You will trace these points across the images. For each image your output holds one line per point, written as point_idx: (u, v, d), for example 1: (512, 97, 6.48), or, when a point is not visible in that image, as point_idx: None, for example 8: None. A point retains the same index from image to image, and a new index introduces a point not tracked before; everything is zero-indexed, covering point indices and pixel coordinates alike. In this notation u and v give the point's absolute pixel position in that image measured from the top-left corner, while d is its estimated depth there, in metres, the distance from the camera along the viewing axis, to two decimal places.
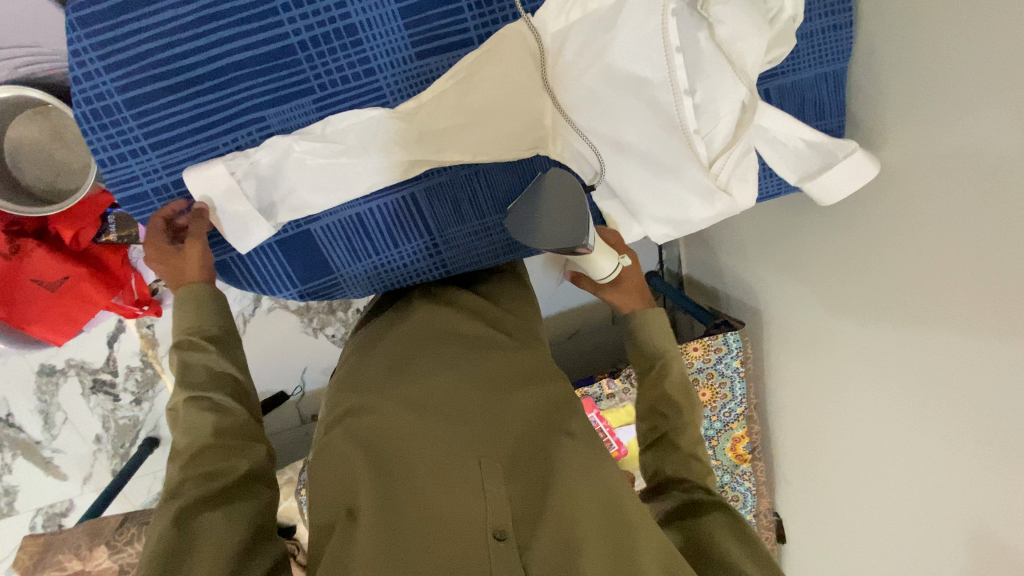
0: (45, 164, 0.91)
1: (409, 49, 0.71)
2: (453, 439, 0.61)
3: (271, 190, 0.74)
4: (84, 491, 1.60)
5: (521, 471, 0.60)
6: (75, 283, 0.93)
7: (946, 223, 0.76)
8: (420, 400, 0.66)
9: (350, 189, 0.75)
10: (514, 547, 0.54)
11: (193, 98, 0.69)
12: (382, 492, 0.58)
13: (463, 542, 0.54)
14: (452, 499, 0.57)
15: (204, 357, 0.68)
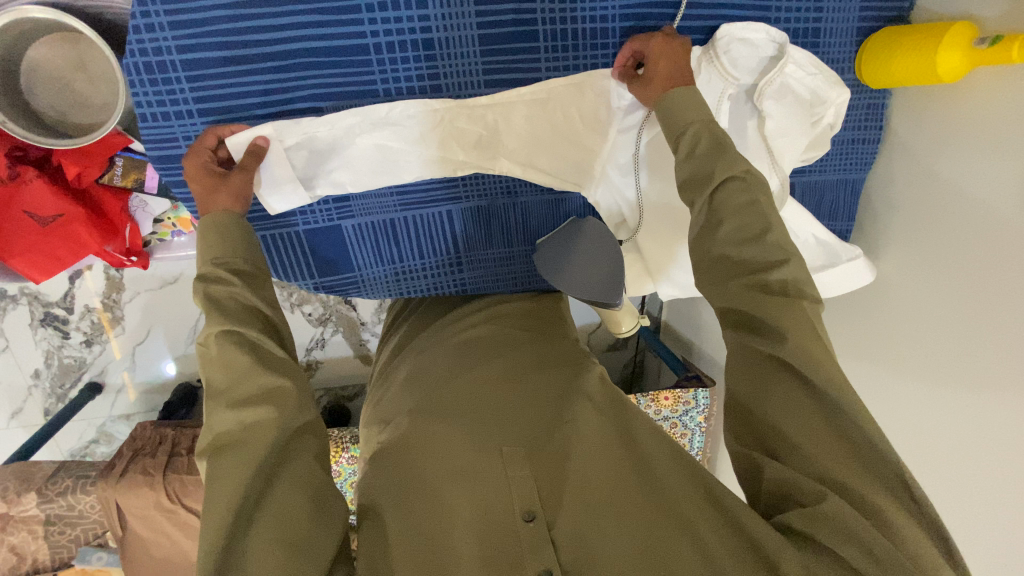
0: (61, 93, 0.85)
1: (480, 75, 0.72)
2: (471, 438, 0.63)
3: (317, 165, 0.73)
4: (10, 426, 1.51)
5: (542, 451, 0.61)
6: (67, 223, 0.88)
7: (929, 338, 0.82)
8: (441, 407, 0.68)
9: (394, 178, 0.75)
10: (544, 526, 0.55)
11: (255, 74, 0.67)
12: (407, 492, 0.60)
13: (493, 529, 0.56)
14: (479, 488, 0.59)
15: (231, 291, 0.61)
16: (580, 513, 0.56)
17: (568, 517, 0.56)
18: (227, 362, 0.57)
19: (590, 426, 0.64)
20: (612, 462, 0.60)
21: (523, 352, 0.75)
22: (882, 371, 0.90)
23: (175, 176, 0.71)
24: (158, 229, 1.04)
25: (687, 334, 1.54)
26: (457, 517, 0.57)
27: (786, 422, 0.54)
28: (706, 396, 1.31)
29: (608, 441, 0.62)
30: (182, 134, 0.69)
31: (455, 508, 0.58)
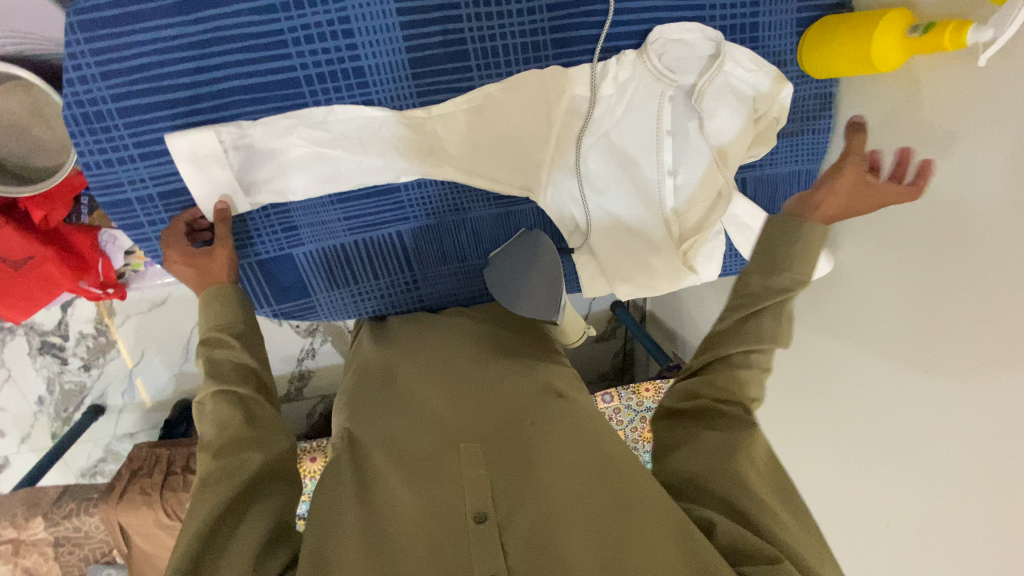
0: (22, 138, 0.87)
1: (414, 98, 0.73)
2: (430, 436, 0.62)
3: (255, 167, 0.72)
4: (20, 450, 1.57)
5: (505, 452, 0.59)
6: (39, 264, 0.91)
7: None
8: (406, 414, 0.67)
9: (336, 184, 0.76)
10: (496, 526, 0.52)
11: (191, 115, 0.69)
12: (356, 490, 0.57)
13: (442, 530, 0.52)
14: (434, 488, 0.55)
15: (230, 354, 0.64)
16: (536, 514, 0.53)
17: (522, 518, 0.52)
18: (215, 414, 0.59)
19: (554, 430, 0.63)
20: (574, 466, 0.58)
21: (489, 363, 0.74)
22: None
23: (125, 221, 0.72)
24: (131, 260, 1.07)
25: (670, 323, 1.55)
26: (405, 514, 0.54)
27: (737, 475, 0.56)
28: None
29: (573, 447, 0.61)
30: (128, 180, 0.70)
31: (404, 506, 0.55)
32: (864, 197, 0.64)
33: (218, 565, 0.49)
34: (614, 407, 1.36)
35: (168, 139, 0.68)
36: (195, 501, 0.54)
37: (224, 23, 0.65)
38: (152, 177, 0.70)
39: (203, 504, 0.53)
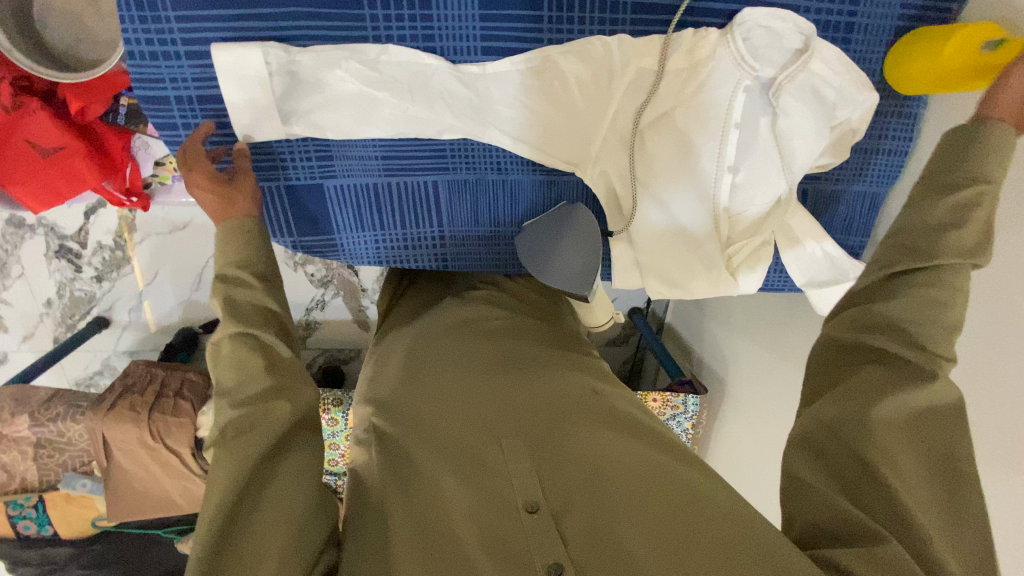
0: (72, 26, 0.87)
1: (477, 41, 0.68)
2: (470, 429, 0.61)
3: (296, 95, 0.68)
4: (21, 349, 1.57)
5: (548, 446, 0.58)
6: (68, 156, 0.89)
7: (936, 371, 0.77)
8: (439, 398, 0.66)
9: (377, 127, 0.71)
10: (550, 519, 0.51)
11: (242, 18, 0.65)
12: (399, 479, 0.57)
13: (496, 519, 0.51)
14: (480, 477, 0.55)
15: (251, 296, 0.65)
16: (592, 508, 0.52)
17: (577, 511, 0.51)
18: (233, 362, 0.61)
19: (598, 428, 0.61)
20: (625, 462, 0.56)
21: (528, 357, 0.74)
22: None
23: (161, 119, 0.69)
24: (160, 171, 1.05)
25: (688, 338, 1.50)
26: (454, 505, 0.53)
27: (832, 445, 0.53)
28: (696, 402, 1.27)
29: (621, 444, 0.59)
30: (170, 77, 0.67)
31: (453, 495, 0.54)
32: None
33: (255, 521, 0.52)
34: None
35: (213, 48, 0.64)
36: (223, 452, 0.56)
37: None
38: (195, 77, 0.67)
39: (222, 462, 0.55)
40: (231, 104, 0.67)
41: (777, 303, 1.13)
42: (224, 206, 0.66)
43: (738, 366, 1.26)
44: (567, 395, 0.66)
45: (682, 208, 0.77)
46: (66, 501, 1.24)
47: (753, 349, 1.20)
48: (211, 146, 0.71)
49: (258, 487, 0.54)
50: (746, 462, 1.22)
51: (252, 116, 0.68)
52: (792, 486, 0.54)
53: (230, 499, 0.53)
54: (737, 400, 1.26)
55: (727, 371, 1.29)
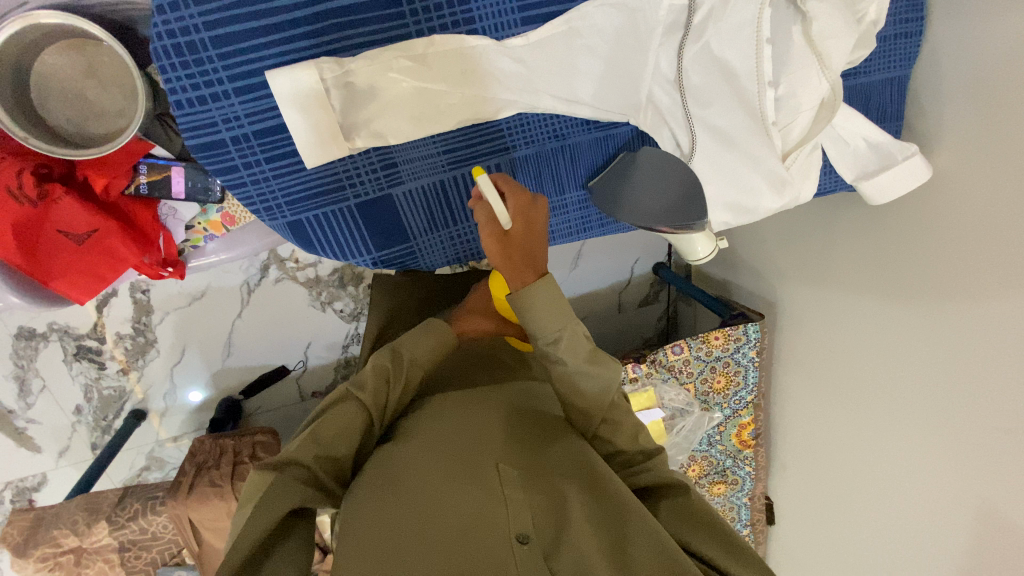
0: (75, 104, 0.82)
1: (516, 13, 0.68)
2: (471, 449, 0.60)
3: (358, 108, 0.68)
4: (59, 466, 1.48)
5: (540, 482, 0.58)
6: (103, 238, 0.86)
7: (1001, 222, 0.85)
8: (437, 422, 0.66)
9: (438, 120, 0.71)
10: (537, 555, 0.51)
11: (286, 43, 0.63)
12: (386, 487, 0.55)
13: (483, 552, 0.49)
14: (473, 504, 0.54)
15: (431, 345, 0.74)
16: (580, 547, 0.52)
17: (566, 557, 0.51)
18: (340, 424, 0.61)
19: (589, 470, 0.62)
20: (605, 516, 0.57)
21: (508, 389, 0.75)
22: (951, 265, 0.93)
23: (220, 164, 0.67)
24: (191, 235, 1.02)
25: (720, 275, 1.56)
26: (442, 527, 0.51)
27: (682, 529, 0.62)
28: (757, 329, 1.31)
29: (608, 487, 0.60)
30: (222, 119, 0.65)
31: (447, 513, 0.52)
32: (536, 244, 0.69)
33: (294, 495, 0.54)
34: (682, 359, 1.36)
35: (268, 76, 0.62)
36: (326, 421, 0.61)
37: None
38: (247, 113, 0.65)
39: (296, 491, 0.54)
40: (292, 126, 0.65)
41: (810, 211, 1.20)
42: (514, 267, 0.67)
43: (784, 285, 1.32)
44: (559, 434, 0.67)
45: (737, 130, 0.77)
46: None
47: (795, 263, 1.27)
48: (276, 179, 0.69)
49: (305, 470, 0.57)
50: (815, 372, 1.26)
51: (314, 138, 0.67)
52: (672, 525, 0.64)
53: (297, 472, 0.56)
54: (794, 317, 1.30)
55: (774, 293, 1.35)
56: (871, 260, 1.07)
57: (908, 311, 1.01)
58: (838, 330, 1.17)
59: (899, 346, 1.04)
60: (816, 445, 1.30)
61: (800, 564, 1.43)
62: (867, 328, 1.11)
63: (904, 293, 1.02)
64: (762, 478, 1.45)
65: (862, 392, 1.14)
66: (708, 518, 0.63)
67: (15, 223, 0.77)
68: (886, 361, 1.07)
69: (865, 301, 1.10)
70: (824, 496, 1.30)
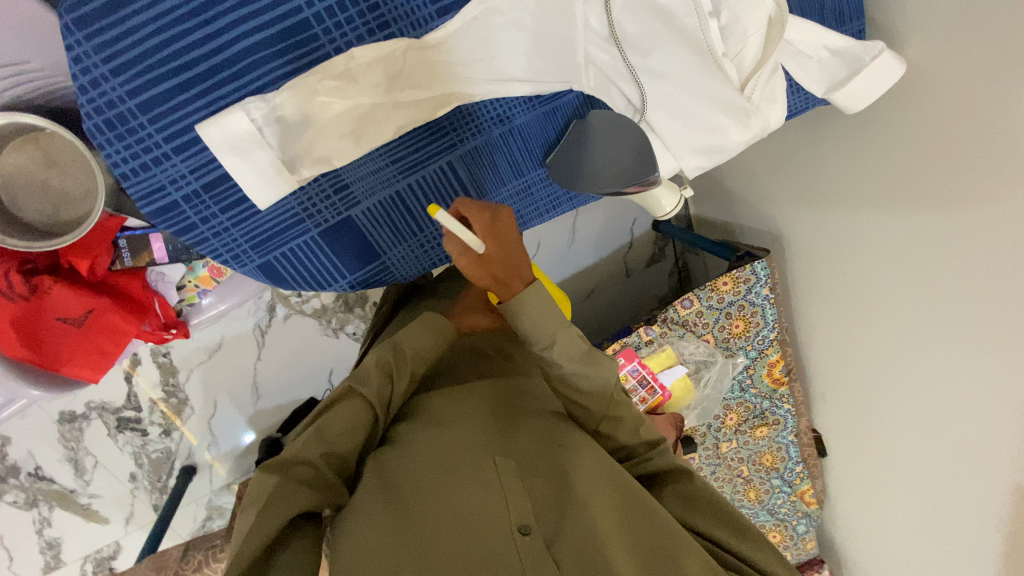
0: (43, 195, 0.84)
1: (430, 6, 0.67)
2: (468, 444, 0.61)
3: (296, 139, 0.68)
4: (129, 530, 1.56)
5: (538, 468, 0.59)
6: (101, 315, 0.88)
7: (995, 100, 0.79)
8: (434, 418, 0.66)
9: (378, 132, 0.71)
10: (541, 539, 0.53)
11: (210, 92, 0.64)
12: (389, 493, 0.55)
13: (487, 543, 0.51)
14: (474, 499, 0.55)
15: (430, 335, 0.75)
16: (579, 530, 0.54)
17: (569, 535, 0.53)
18: (346, 421, 0.62)
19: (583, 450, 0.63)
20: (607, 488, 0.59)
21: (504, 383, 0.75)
22: (950, 157, 0.88)
23: (178, 224, 0.68)
24: (185, 294, 1.04)
25: (720, 217, 1.51)
26: (447, 526, 0.52)
27: (695, 518, 0.65)
28: (764, 265, 1.27)
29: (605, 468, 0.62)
30: (169, 180, 0.66)
31: (449, 511, 0.53)
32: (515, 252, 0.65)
33: (296, 493, 0.54)
34: (695, 312, 1.34)
35: (200, 130, 0.63)
36: (331, 417, 0.61)
37: None
38: (191, 170, 0.66)
39: (299, 495, 0.54)
40: (235, 172, 0.66)
41: (794, 133, 1.15)
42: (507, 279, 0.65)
43: (784, 214, 1.27)
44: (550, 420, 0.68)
45: (686, 76, 0.75)
46: None
47: (789, 190, 1.23)
48: (236, 227, 0.70)
49: (308, 467, 0.57)
50: (832, 296, 1.22)
51: (263, 179, 0.67)
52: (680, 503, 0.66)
53: (301, 469, 0.56)
54: (801, 245, 1.26)
55: (777, 224, 1.31)
56: (866, 170, 1.02)
57: (915, 213, 0.96)
58: (848, 249, 1.12)
59: (912, 253, 0.99)
60: (848, 369, 1.26)
61: (858, 490, 1.39)
62: (876, 240, 1.06)
63: (906, 197, 0.97)
64: (804, 413, 1.42)
65: (884, 308, 1.10)
66: (710, 500, 0.66)
67: (13, 321, 0.81)
68: (903, 271, 1.02)
69: (868, 214, 1.05)
70: (867, 419, 1.27)
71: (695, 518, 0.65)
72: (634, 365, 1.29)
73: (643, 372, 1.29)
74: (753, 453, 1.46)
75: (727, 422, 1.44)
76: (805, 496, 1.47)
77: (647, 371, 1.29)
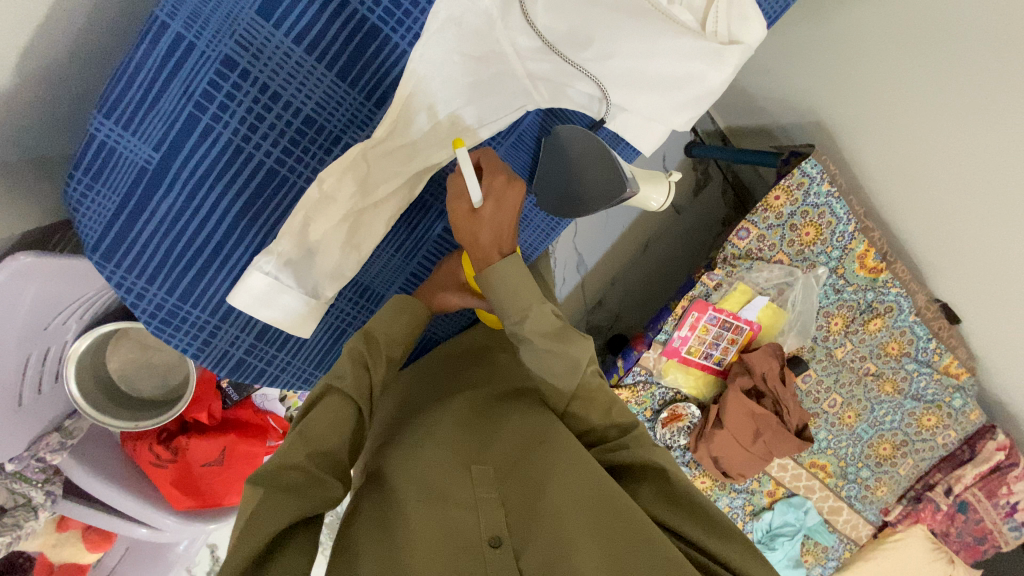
0: (152, 373, 0.99)
1: (366, 103, 0.70)
2: (446, 463, 0.63)
3: (308, 271, 0.73)
4: None
5: (514, 478, 0.60)
6: (232, 449, 1.03)
7: None
8: (418, 439, 0.68)
9: (371, 232, 0.75)
10: (509, 552, 0.53)
11: (225, 261, 0.71)
12: (380, 520, 0.58)
13: (457, 560, 0.52)
14: (448, 516, 0.56)
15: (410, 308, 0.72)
16: (546, 534, 0.53)
17: (532, 542, 0.53)
18: (326, 420, 0.59)
19: (564, 446, 0.62)
20: (578, 479, 0.58)
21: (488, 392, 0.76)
22: None
23: (251, 374, 0.78)
24: (289, 402, 1.17)
25: (752, 121, 1.38)
26: (420, 539, 0.54)
27: (673, 514, 0.59)
28: (814, 163, 1.18)
29: (581, 460, 0.60)
30: (229, 344, 0.75)
31: (428, 528, 0.55)
32: (507, 221, 0.66)
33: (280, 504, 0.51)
34: (756, 238, 1.27)
35: (231, 301, 0.69)
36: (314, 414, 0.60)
37: (188, 168, 0.66)
38: (242, 328, 0.75)
39: (289, 503, 0.51)
40: (267, 317, 0.71)
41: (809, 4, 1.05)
42: (475, 243, 0.65)
43: (817, 99, 1.15)
44: (527, 415, 0.70)
45: (638, 46, 0.69)
46: None
47: (812, 71, 1.11)
48: (296, 356, 0.80)
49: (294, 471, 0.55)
50: (905, 166, 1.09)
51: (302, 316, 0.73)
52: (657, 497, 0.61)
53: (286, 474, 0.54)
54: (849, 123, 1.13)
55: (814, 111, 1.18)
56: (907, 21, 0.91)
57: (979, 42, 0.84)
58: (911, 106, 0.99)
59: (1003, 78, 0.85)
60: (946, 236, 1.13)
61: (1009, 353, 1.21)
62: (938, 87, 0.93)
63: (967, 21, 0.84)
64: (918, 288, 1.26)
65: (973, 151, 0.95)
66: (689, 495, 0.60)
67: (172, 481, 0.99)
68: (989, 105, 0.89)
69: (924, 59, 0.92)
70: (984, 280, 1.13)
71: (671, 514, 0.59)
72: (709, 314, 1.25)
73: (721, 318, 1.24)
74: (875, 347, 1.34)
75: (832, 329, 1.34)
76: (951, 369, 1.31)
77: (725, 315, 1.25)
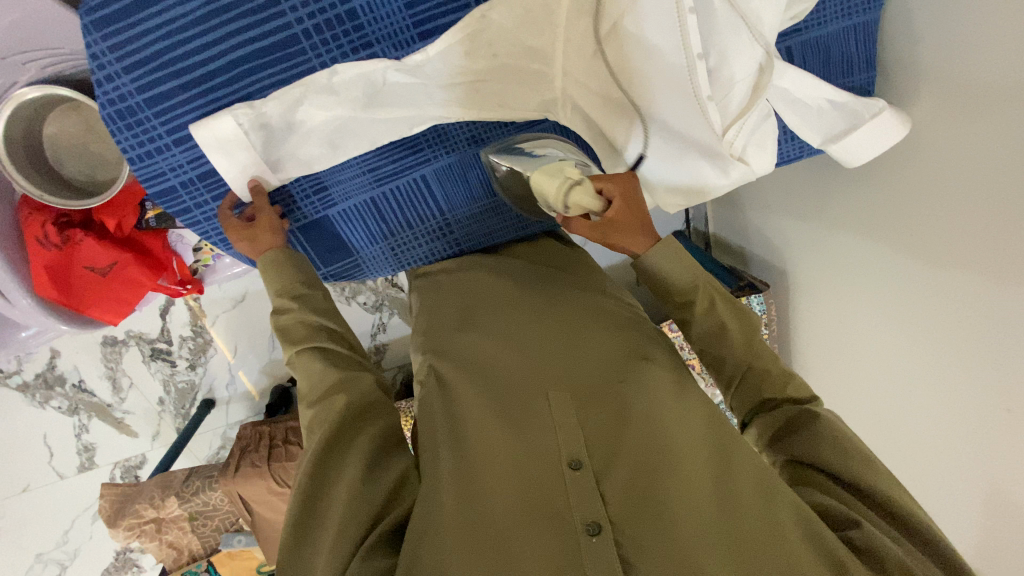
0: (82, 157, 0.96)
1: (412, 29, 0.70)
2: (522, 383, 0.63)
3: (278, 143, 0.74)
4: (155, 447, 1.51)
5: (593, 405, 0.60)
6: (123, 268, 1.00)
7: (987, 176, 0.75)
8: (492, 355, 0.68)
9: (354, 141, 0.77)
10: (591, 475, 0.54)
11: (207, 93, 0.70)
12: (455, 438, 0.60)
13: (540, 477, 0.55)
14: (529, 437, 0.58)
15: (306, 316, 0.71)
16: (630, 469, 0.55)
17: (618, 472, 0.54)
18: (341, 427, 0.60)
19: (643, 384, 0.63)
20: (663, 421, 0.60)
21: (573, 311, 0.74)
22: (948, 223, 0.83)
23: (174, 207, 0.77)
24: (201, 256, 1.15)
25: (734, 241, 1.47)
26: (505, 461, 0.56)
27: (823, 460, 0.59)
28: (761, 300, 1.26)
29: (665, 412, 0.61)
30: (169, 168, 0.74)
31: (514, 453, 0.57)
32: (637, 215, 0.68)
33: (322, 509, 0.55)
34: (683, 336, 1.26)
35: (193, 129, 0.70)
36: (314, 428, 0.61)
37: None
38: (188, 161, 0.74)
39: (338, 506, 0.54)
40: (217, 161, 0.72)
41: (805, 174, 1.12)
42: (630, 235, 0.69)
43: (789, 250, 1.24)
44: (608, 342, 0.69)
45: (672, 116, 0.74)
46: (231, 557, 1.35)
47: (793, 225, 1.20)
48: None
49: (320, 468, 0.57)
50: (825, 344, 1.17)
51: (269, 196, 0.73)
52: (806, 446, 0.61)
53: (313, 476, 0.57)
54: (801, 284, 1.22)
55: (782, 258, 1.27)
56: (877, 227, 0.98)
57: None
58: (846, 298, 1.07)
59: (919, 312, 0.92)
60: None
61: None
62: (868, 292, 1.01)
63: (910, 254, 0.90)
64: None
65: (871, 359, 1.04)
66: (826, 441, 0.59)
67: (46, 267, 0.92)
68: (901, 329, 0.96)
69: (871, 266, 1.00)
70: None
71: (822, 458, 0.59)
72: None
73: None
74: None
75: None
76: None
77: None
